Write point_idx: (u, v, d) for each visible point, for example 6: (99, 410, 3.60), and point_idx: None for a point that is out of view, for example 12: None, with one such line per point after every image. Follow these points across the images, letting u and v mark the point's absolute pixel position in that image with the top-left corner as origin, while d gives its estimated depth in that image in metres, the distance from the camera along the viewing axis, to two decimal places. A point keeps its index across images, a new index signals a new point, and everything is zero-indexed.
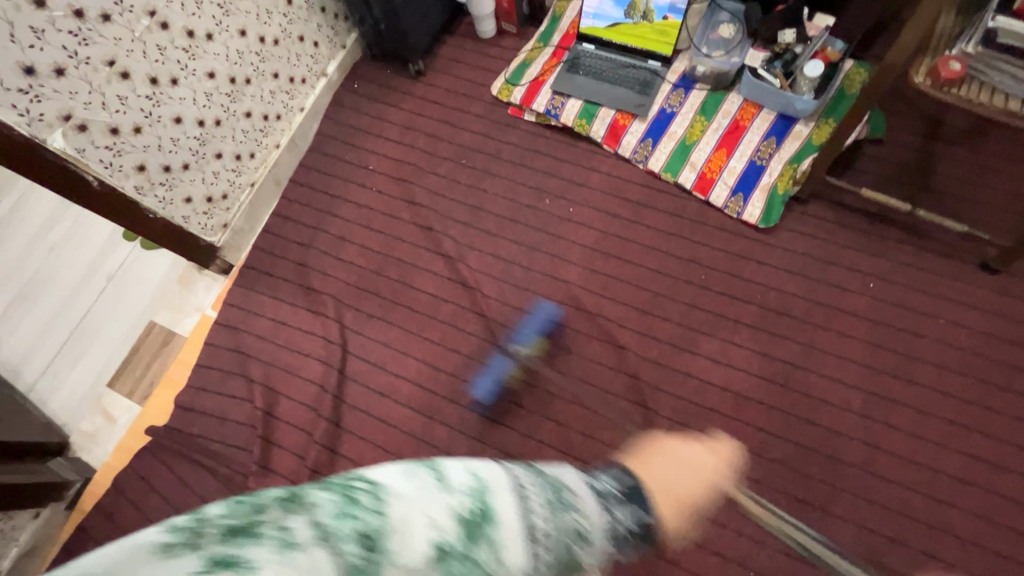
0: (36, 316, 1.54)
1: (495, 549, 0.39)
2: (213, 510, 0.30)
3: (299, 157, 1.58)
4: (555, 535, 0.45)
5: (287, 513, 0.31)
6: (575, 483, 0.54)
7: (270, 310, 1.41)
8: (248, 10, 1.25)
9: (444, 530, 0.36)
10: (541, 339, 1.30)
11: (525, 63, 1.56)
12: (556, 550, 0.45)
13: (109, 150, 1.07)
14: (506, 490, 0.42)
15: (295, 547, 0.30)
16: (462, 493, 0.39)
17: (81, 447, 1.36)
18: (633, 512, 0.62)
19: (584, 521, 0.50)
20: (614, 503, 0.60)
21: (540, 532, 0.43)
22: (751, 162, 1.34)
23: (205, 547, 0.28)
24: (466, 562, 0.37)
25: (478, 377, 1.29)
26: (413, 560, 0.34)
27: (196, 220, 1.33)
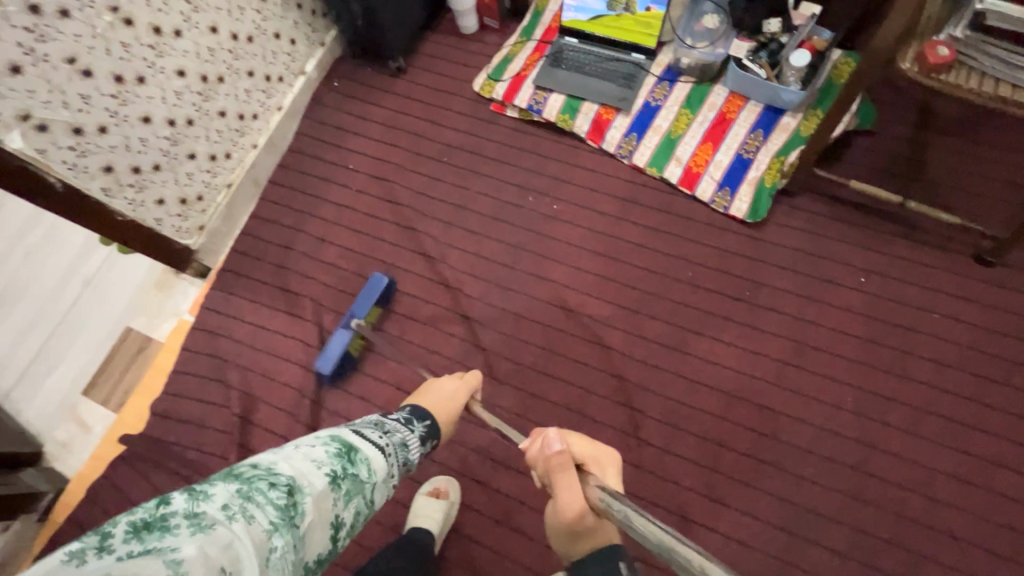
0: (11, 324, 1.51)
1: (360, 467, 0.71)
2: (145, 514, 0.52)
3: (278, 157, 1.54)
4: (388, 448, 0.78)
5: (198, 504, 0.54)
6: (395, 423, 0.85)
7: (248, 314, 1.38)
8: (219, 6, 1.22)
9: (325, 467, 0.67)
10: (375, 308, 1.30)
11: (507, 58, 1.52)
12: (396, 454, 0.80)
13: (73, 150, 1.04)
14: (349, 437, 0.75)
15: (217, 519, 0.54)
16: (321, 445, 0.69)
17: (55, 457, 1.33)
18: (433, 429, 0.91)
19: (406, 435, 0.85)
20: (408, 426, 0.87)
21: (381, 447, 0.77)
22: (738, 155, 1.31)
23: (141, 540, 0.49)
24: (348, 476, 0.70)
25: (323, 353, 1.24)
26: (312, 489, 0.64)
27: (170, 222, 1.30)
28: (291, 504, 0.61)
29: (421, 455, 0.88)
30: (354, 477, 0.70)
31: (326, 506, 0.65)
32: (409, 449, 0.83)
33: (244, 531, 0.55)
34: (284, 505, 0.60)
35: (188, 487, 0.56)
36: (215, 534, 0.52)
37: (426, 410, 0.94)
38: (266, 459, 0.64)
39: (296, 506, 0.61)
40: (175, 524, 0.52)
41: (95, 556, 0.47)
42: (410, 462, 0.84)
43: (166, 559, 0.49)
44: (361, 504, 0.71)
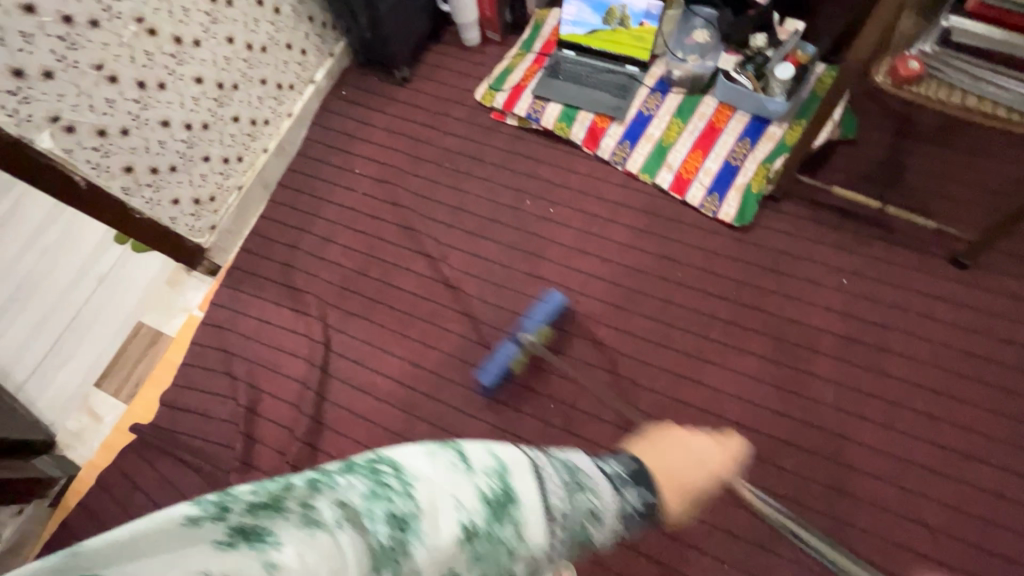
0: (27, 318, 1.57)
1: (509, 526, 0.49)
2: (271, 483, 0.39)
3: (287, 162, 1.61)
4: (560, 512, 0.55)
5: (318, 493, 0.40)
6: (592, 475, 0.66)
7: (253, 309, 1.43)
8: (236, 18, 1.30)
9: (466, 518, 0.46)
10: (546, 326, 1.29)
11: (508, 69, 1.60)
12: (562, 521, 0.56)
13: (97, 151, 1.10)
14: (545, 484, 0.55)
15: (327, 522, 0.39)
16: (482, 477, 0.48)
17: (66, 445, 1.38)
18: (646, 491, 0.73)
19: (597, 498, 0.64)
20: (624, 486, 0.71)
21: (552, 501, 0.54)
22: (726, 162, 1.37)
23: (254, 515, 0.37)
24: (487, 534, 0.47)
25: (487, 363, 1.26)
26: (433, 539, 0.43)
27: (184, 221, 1.36)
28: (399, 544, 0.42)
29: (613, 529, 0.67)
30: (496, 539, 0.48)
31: (447, 562, 0.44)
32: (592, 517, 0.62)
33: (343, 555, 0.39)
34: (388, 547, 0.41)
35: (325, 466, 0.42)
36: (320, 543, 0.38)
37: (649, 479, 0.75)
38: (422, 460, 0.45)
39: (404, 548, 0.42)
40: (286, 509, 0.38)
41: (206, 523, 0.36)
42: (595, 538, 0.64)
43: (263, 562, 0.36)
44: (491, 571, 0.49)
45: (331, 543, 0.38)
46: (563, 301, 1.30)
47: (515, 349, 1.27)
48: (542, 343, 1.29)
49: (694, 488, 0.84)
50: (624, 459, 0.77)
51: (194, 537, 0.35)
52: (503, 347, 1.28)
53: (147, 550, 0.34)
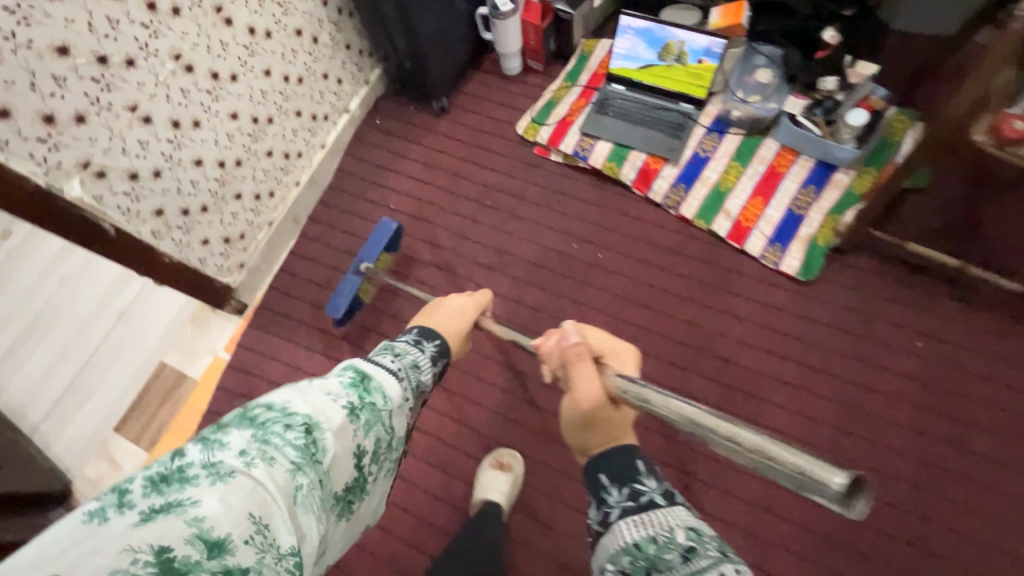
0: (45, 352, 1.50)
1: (375, 395, 0.71)
2: (161, 470, 0.53)
3: (318, 194, 1.54)
4: (403, 372, 0.79)
5: (214, 455, 0.55)
6: (405, 345, 0.87)
7: (282, 354, 1.38)
8: (274, 50, 1.23)
9: (339, 400, 0.66)
10: (386, 255, 1.33)
11: (552, 102, 1.53)
12: (408, 376, 0.80)
13: (127, 196, 1.03)
14: (372, 366, 0.74)
15: (235, 468, 0.54)
16: (335, 379, 0.69)
17: (85, 494, 1.31)
18: (442, 349, 0.92)
19: (417, 356, 0.86)
20: (416, 347, 0.89)
21: (397, 372, 0.77)
22: (790, 210, 1.29)
23: (161, 493, 0.50)
24: (363, 405, 0.68)
25: (335, 298, 1.28)
26: (329, 425, 0.63)
27: (213, 261, 1.28)
28: (311, 443, 0.61)
29: (433, 376, 0.88)
30: (373, 407, 0.70)
31: (346, 437, 0.65)
32: (420, 371, 0.84)
33: (266, 477, 0.55)
34: (305, 446, 0.60)
35: (203, 437, 0.57)
36: (239, 480, 0.53)
37: (433, 332, 0.96)
38: (279, 394, 0.63)
39: (316, 443, 0.61)
40: (193, 475, 0.52)
41: (118, 513, 0.48)
42: (424, 382, 0.84)
43: (186, 517, 0.49)
44: (381, 431, 0.71)
45: (254, 470, 0.55)
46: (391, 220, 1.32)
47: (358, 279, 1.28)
48: (383, 269, 1.34)
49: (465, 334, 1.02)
50: (411, 329, 0.95)
51: (114, 526, 0.47)
52: (344, 280, 1.28)
53: (84, 542, 0.46)
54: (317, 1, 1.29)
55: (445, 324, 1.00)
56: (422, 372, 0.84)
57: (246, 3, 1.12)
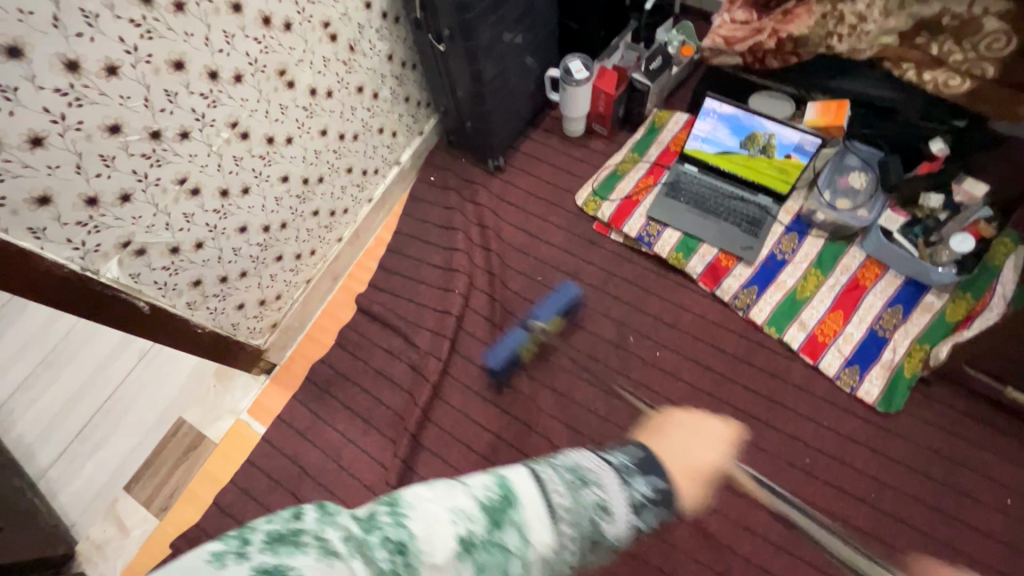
0: (57, 390, 1.40)
1: (511, 533, 0.42)
2: (282, 521, 0.37)
3: (360, 249, 1.45)
4: (565, 524, 0.46)
5: (325, 529, 0.37)
6: (598, 465, 0.54)
7: (305, 426, 1.27)
8: (333, 110, 1.14)
9: (462, 530, 0.40)
10: (559, 317, 1.32)
11: (616, 174, 1.43)
12: (579, 526, 0.47)
13: (166, 270, 0.95)
14: (528, 493, 0.45)
15: (342, 557, 0.36)
16: (474, 492, 0.43)
17: (87, 559, 1.23)
18: (664, 493, 0.59)
19: (607, 492, 0.52)
20: (614, 471, 0.56)
21: (554, 512, 0.45)
22: (872, 330, 1.19)
23: (273, 553, 0.34)
24: (488, 545, 0.41)
25: (494, 347, 1.28)
26: (433, 560, 0.39)
27: (246, 324, 1.21)
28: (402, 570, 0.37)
29: (627, 530, 0.54)
30: (500, 553, 0.41)
31: None
32: (607, 519, 0.50)
33: None
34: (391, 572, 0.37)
35: (321, 500, 0.39)
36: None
37: (656, 463, 0.64)
38: (411, 485, 0.42)
39: None
40: (304, 548, 0.35)
41: (235, 562, 0.34)
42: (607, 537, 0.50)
43: None
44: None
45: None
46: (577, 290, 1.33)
47: (524, 334, 1.29)
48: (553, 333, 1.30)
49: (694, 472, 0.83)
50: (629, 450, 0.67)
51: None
52: (511, 333, 1.30)
53: None
54: (382, 57, 1.20)
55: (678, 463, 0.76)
56: (607, 508, 0.51)
57: (310, 65, 1.03)
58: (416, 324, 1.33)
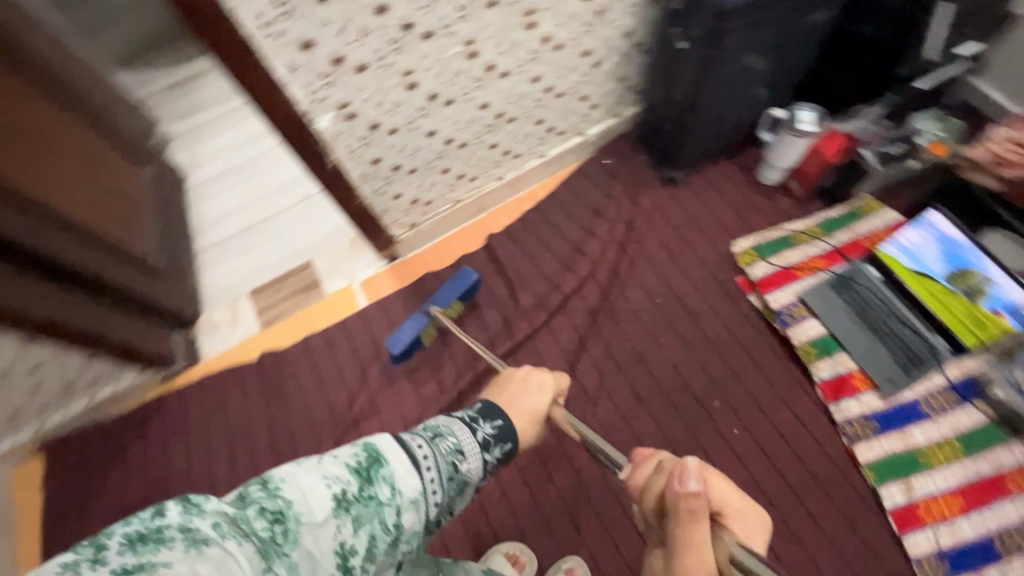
0: (238, 193, 1.69)
1: (381, 487, 0.63)
2: (142, 523, 0.47)
3: (512, 195, 1.52)
4: (431, 465, 0.69)
5: (191, 519, 0.48)
6: (455, 424, 0.79)
7: (397, 319, 1.40)
8: (553, 63, 1.18)
9: (334, 485, 0.59)
10: (455, 303, 1.31)
11: (788, 240, 1.32)
12: (444, 465, 0.72)
13: (360, 140, 1.07)
14: (389, 447, 0.66)
15: (211, 537, 0.48)
16: (338, 465, 0.61)
17: (201, 330, 1.49)
18: (503, 432, 0.84)
19: (462, 440, 0.77)
20: (467, 426, 0.80)
21: (421, 463, 0.68)
22: (989, 540, 1.00)
23: (134, 553, 0.44)
24: (362, 498, 0.60)
25: (395, 335, 1.26)
26: (310, 519, 0.55)
27: (393, 213, 1.33)
28: (280, 532, 0.53)
29: (481, 468, 0.79)
30: (371, 502, 0.61)
31: (328, 534, 0.56)
32: (460, 461, 0.75)
33: (236, 549, 0.49)
34: (270, 536, 0.52)
35: (184, 495, 0.51)
36: (207, 555, 0.46)
37: (498, 410, 0.88)
38: (279, 470, 0.58)
39: (287, 535, 0.54)
40: (168, 539, 0.46)
41: (89, 568, 0.43)
42: (466, 472, 0.75)
43: None
44: (378, 531, 0.61)
45: (218, 551, 0.47)
46: (474, 277, 1.31)
47: (422, 321, 1.27)
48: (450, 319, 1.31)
49: (544, 415, 0.98)
50: (475, 403, 0.89)
51: None
52: (410, 319, 1.27)
53: None
54: (621, 32, 1.21)
55: (529, 408, 0.96)
56: (462, 458, 0.76)
57: (556, 15, 1.07)
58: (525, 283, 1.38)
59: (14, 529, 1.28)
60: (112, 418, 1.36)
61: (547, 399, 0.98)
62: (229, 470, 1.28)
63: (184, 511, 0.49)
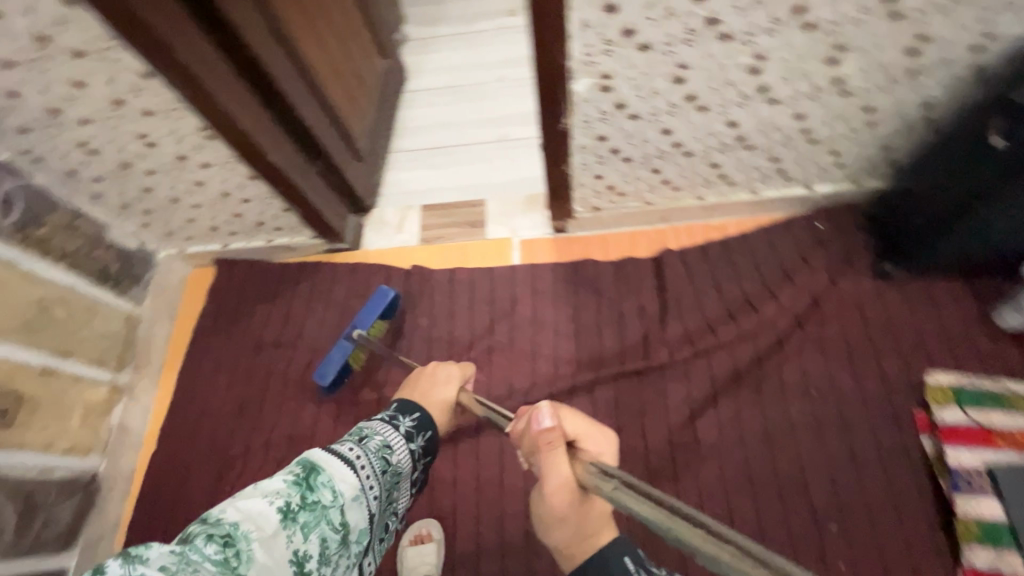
0: (446, 112, 1.77)
1: (321, 492, 0.85)
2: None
3: (701, 218, 1.43)
4: (364, 462, 0.92)
5: (139, 565, 0.67)
6: (379, 427, 1.01)
7: (540, 289, 1.40)
8: (828, 107, 1.06)
9: (274, 504, 0.80)
10: (379, 322, 1.31)
11: (1000, 398, 1.12)
12: (376, 463, 0.94)
13: (600, 114, 1.04)
14: (317, 459, 0.89)
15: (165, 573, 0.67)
16: (273, 487, 0.83)
17: (370, 221, 1.59)
18: (421, 421, 1.07)
19: (388, 437, 0.99)
20: (390, 425, 1.02)
21: (354, 464, 0.91)
22: None
23: None
24: (305, 506, 0.83)
25: (322, 367, 1.24)
26: (258, 535, 0.77)
27: (585, 191, 1.31)
28: (231, 555, 0.74)
29: (411, 457, 1.02)
30: (315, 507, 0.84)
31: (274, 546, 0.78)
32: (388, 454, 0.97)
33: None
34: (223, 558, 0.73)
35: (130, 549, 0.69)
36: None
37: (414, 405, 1.10)
38: (217, 507, 0.78)
39: (237, 556, 0.74)
40: None
41: None
42: (395, 461, 0.98)
43: None
44: (327, 530, 0.84)
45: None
46: (390, 290, 1.30)
47: (349, 348, 1.26)
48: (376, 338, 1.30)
49: (453, 402, 1.15)
50: (393, 404, 1.10)
51: None
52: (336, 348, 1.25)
53: None
54: (920, 101, 1.05)
55: (439, 400, 1.13)
56: (392, 452, 0.98)
57: (863, 59, 0.95)
58: (678, 312, 1.31)
59: (176, 313, 1.51)
60: (284, 261, 1.53)
61: (455, 387, 1.15)
62: None
63: (135, 557, 0.68)
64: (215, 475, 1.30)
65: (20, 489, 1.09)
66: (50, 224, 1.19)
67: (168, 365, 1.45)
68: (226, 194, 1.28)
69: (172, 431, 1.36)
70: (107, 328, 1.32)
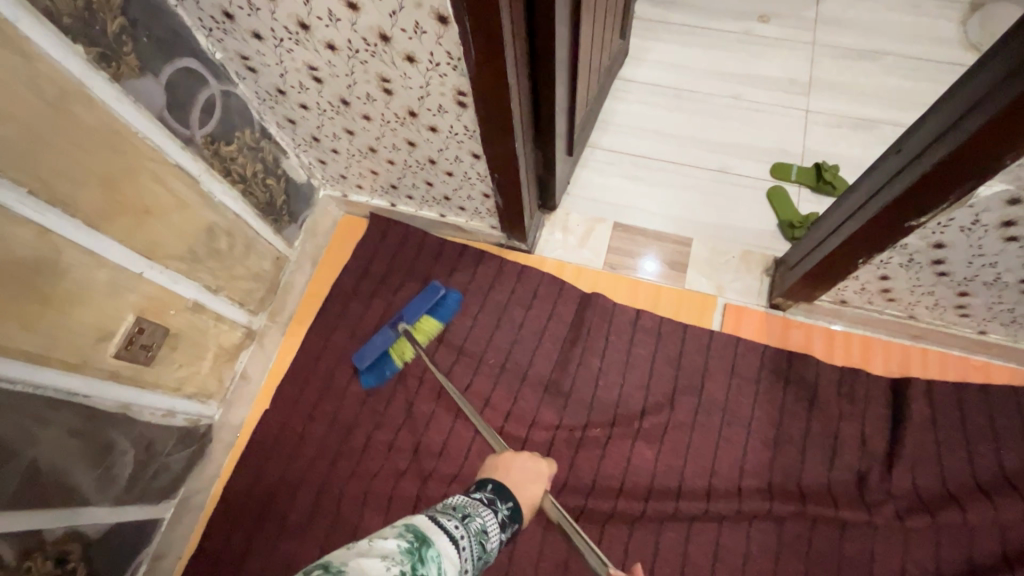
0: (664, 117, 1.50)
1: (429, 568, 0.58)
2: None
3: (960, 351, 1.15)
4: (465, 542, 0.65)
5: None
6: (474, 504, 0.72)
7: (741, 372, 1.16)
8: None
9: (391, 563, 0.55)
10: (426, 317, 1.20)
11: None
12: (473, 550, 0.66)
13: (971, 223, 0.79)
14: (421, 527, 0.63)
15: None
16: (391, 544, 0.58)
17: (552, 223, 1.38)
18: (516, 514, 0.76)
19: (487, 522, 0.71)
20: (489, 507, 0.73)
21: (458, 542, 0.64)
22: None
23: None
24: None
25: (363, 349, 1.15)
26: None
27: (849, 286, 1.06)
28: None
29: (497, 550, 0.72)
30: None
31: None
32: (485, 542, 0.69)
33: None
34: None
35: None
36: None
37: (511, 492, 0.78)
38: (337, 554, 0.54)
39: None
40: None
41: None
42: (487, 556, 0.69)
43: None
44: None
45: None
46: (439, 286, 1.19)
47: (393, 337, 1.16)
48: (423, 336, 1.19)
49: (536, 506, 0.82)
50: (484, 482, 0.79)
51: None
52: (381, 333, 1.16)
53: None
54: None
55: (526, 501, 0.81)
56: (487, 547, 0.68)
57: None
58: (912, 462, 1.06)
59: (318, 258, 1.36)
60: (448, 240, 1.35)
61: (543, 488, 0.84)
62: (499, 371, 1.21)
63: None
64: (325, 463, 1.16)
65: (145, 432, 0.97)
66: (238, 141, 1.03)
67: (300, 317, 1.31)
68: (431, 162, 1.07)
69: (291, 395, 1.22)
70: (259, 267, 1.17)
